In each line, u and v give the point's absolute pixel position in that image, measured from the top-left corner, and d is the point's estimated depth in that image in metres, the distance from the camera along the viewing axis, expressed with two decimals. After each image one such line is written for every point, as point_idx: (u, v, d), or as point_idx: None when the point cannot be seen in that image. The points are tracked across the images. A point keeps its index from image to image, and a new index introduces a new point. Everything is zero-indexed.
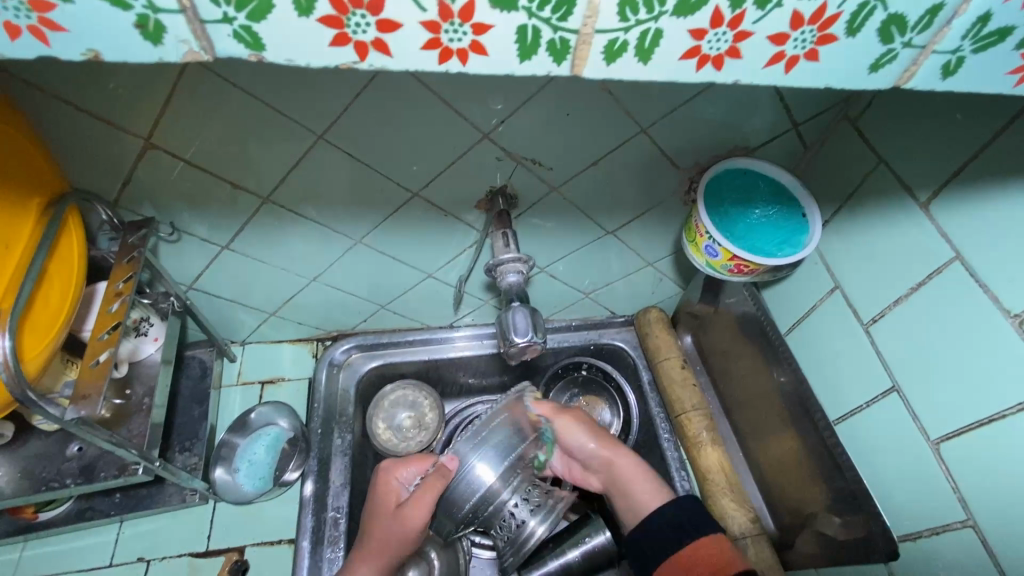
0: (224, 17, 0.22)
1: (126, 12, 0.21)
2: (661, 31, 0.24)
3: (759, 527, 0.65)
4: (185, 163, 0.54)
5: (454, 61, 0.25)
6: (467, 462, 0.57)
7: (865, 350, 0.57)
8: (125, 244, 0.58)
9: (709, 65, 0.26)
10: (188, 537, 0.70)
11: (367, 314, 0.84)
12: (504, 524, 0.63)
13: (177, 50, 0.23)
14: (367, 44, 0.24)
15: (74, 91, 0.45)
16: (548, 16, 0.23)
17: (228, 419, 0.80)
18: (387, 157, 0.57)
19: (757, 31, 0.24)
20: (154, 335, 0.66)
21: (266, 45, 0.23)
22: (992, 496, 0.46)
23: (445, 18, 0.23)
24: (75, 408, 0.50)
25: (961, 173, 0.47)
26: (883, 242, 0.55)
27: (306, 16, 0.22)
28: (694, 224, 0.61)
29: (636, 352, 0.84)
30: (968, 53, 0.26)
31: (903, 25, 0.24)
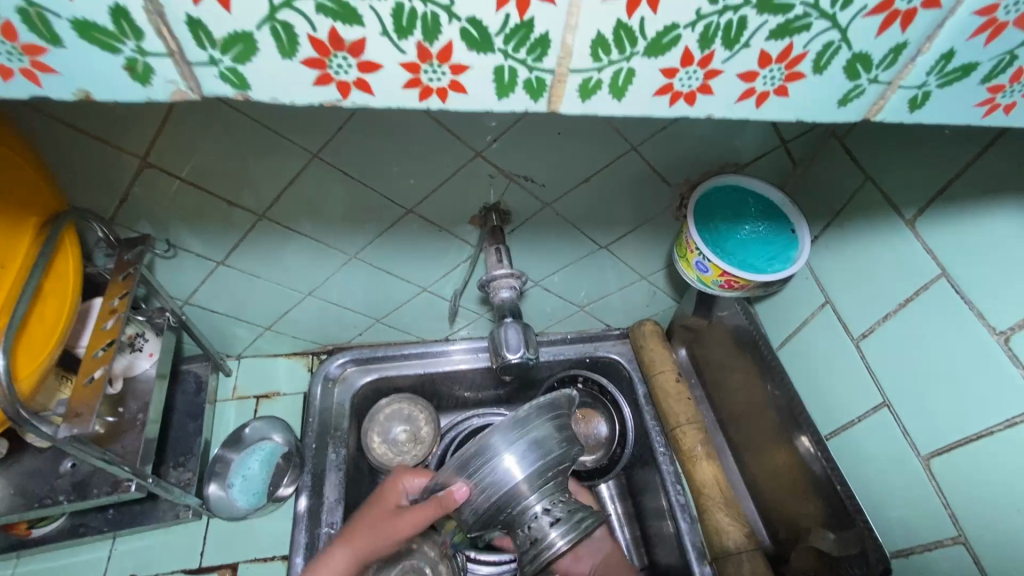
0: (210, 59, 0.23)
1: (116, 56, 0.22)
2: (633, 71, 0.25)
3: (753, 542, 0.65)
4: (180, 181, 0.55)
5: (434, 98, 0.25)
6: (496, 455, 0.56)
7: (855, 364, 0.58)
8: (120, 261, 0.59)
9: (681, 101, 0.26)
10: (181, 554, 0.70)
11: (362, 327, 0.84)
12: (527, 530, 0.58)
13: (166, 89, 0.24)
14: (350, 83, 0.24)
15: (71, 113, 0.46)
16: (524, 57, 0.24)
17: (222, 434, 0.80)
18: (380, 175, 0.58)
19: (725, 69, 0.25)
20: (149, 350, 0.66)
21: (251, 85, 0.24)
22: (983, 513, 0.46)
23: (424, 59, 0.24)
24: (67, 427, 0.50)
25: (946, 191, 0.47)
26: (872, 258, 0.55)
27: (290, 59, 0.23)
28: (685, 240, 0.61)
29: (631, 365, 0.84)
30: (934, 88, 0.26)
31: (868, 63, 0.25)
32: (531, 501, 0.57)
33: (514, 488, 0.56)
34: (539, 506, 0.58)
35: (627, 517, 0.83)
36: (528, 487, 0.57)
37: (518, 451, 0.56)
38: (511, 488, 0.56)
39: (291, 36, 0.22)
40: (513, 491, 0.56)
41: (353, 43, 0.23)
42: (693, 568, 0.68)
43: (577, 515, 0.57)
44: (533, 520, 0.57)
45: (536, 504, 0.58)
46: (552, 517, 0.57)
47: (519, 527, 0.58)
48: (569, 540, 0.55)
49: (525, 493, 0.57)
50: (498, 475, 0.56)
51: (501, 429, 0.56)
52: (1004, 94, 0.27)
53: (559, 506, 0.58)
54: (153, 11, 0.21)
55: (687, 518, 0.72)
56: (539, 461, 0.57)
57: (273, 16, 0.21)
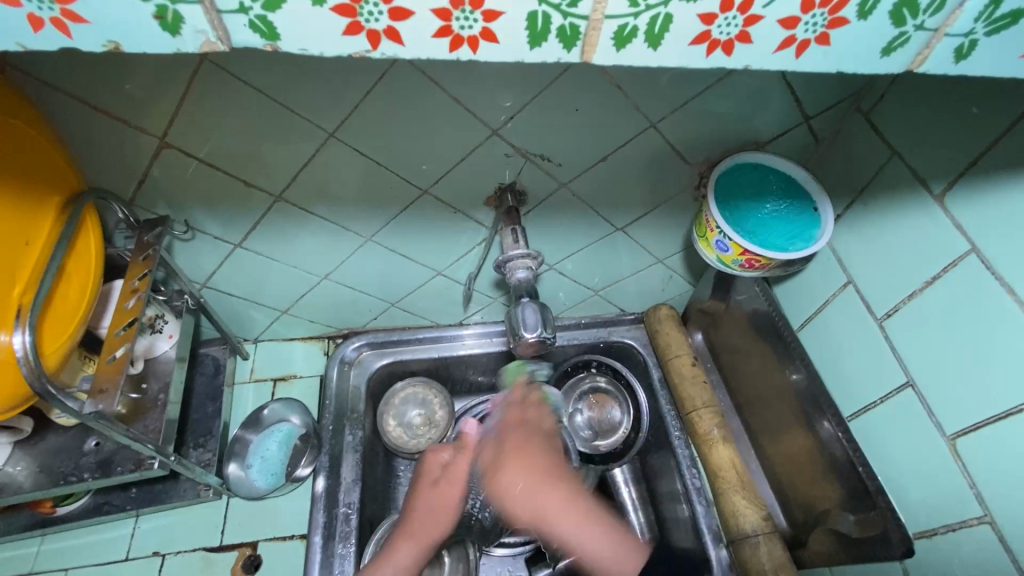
0: (240, 7, 0.22)
1: (147, 4, 0.22)
2: (671, 16, 0.24)
3: (771, 525, 0.65)
4: (199, 161, 0.55)
5: (465, 48, 0.25)
6: (481, 444, 0.71)
7: (879, 344, 0.57)
8: (141, 242, 0.59)
9: (719, 50, 0.26)
10: (202, 532, 0.71)
11: (377, 311, 0.84)
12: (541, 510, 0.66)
13: (195, 41, 0.24)
14: (379, 32, 0.24)
15: (92, 89, 0.46)
16: (558, 2, 0.23)
17: (240, 416, 0.80)
18: (397, 155, 0.57)
19: (766, 15, 0.24)
20: (169, 332, 0.67)
21: (281, 34, 0.24)
22: (1010, 492, 0.45)
23: (456, 5, 0.23)
24: (92, 402, 0.51)
25: (977, 164, 0.46)
26: (896, 236, 0.54)
27: (321, 5, 0.23)
28: (704, 219, 0.60)
29: (646, 349, 0.84)
30: (981, 35, 0.25)
31: (915, 7, 0.24)
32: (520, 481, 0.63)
33: (496, 474, 0.63)
34: (530, 484, 0.63)
35: (642, 501, 0.82)
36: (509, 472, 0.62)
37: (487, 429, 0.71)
38: (498, 474, 0.64)
39: None
40: (499, 479, 0.65)
41: None
42: (710, 551, 0.68)
43: (567, 478, 0.64)
44: (532, 502, 0.63)
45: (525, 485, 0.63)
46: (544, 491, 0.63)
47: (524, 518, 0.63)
48: (569, 496, 0.61)
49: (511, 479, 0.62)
50: (482, 465, 0.69)
51: (473, 426, 0.71)
52: None
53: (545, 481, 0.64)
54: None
55: (703, 501, 0.71)
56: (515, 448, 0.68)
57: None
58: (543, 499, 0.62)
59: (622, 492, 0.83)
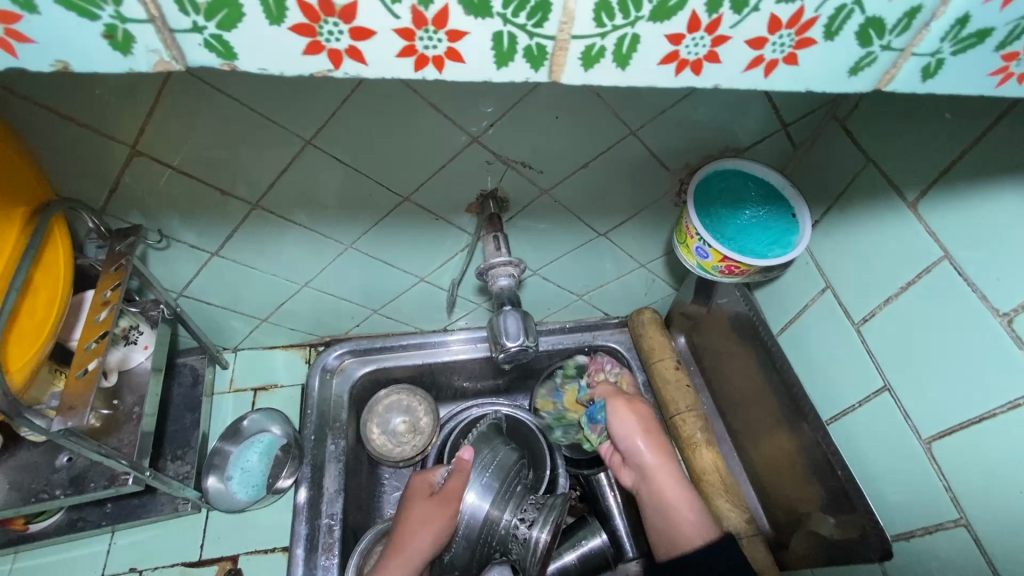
0: (194, 27, 0.22)
1: (94, 23, 0.21)
2: (637, 36, 0.24)
3: (754, 528, 0.65)
4: (173, 170, 0.54)
5: (430, 68, 0.25)
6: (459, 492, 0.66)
7: (857, 349, 0.57)
8: (112, 252, 0.58)
9: (688, 69, 0.25)
10: (181, 546, 0.70)
11: (359, 318, 0.83)
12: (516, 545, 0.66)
13: (147, 59, 0.23)
14: (342, 52, 0.23)
15: (58, 100, 0.45)
16: (523, 22, 0.23)
17: (220, 428, 0.79)
18: (375, 162, 0.57)
19: (734, 36, 0.24)
20: (144, 343, 0.65)
21: (238, 53, 0.23)
22: (982, 495, 0.46)
23: (419, 25, 0.23)
24: (60, 420, 0.50)
25: (949, 172, 0.47)
26: (872, 242, 0.55)
27: (278, 25, 0.22)
28: (684, 226, 0.61)
29: (630, 353, 0.84)
30: (947, 55, 0.26)
31: (881, 28, 0.24)
32: (505, 516, 0.66)
33: (486, 518, 0.66)
34: (511, 517, 0.66)
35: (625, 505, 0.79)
36: (496, 512, 0.66)
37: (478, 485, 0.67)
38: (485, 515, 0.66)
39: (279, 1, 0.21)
40: (487, 518, 0.66)
41: (343, 8, 0.22)
42: None
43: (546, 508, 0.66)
44: (513, 529, 0.66)
45: (511, 520, 0.66)
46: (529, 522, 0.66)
47: (511, 547, 0.67)
48: (549, 531, 0.63)
49: (495, 515, 0.66)
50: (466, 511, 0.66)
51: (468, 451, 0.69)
52: (1018, 62, 0.26)
53: (530, 510, 0.67)
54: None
55: None
56: (498, 489, 0.68)
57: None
58: (525, 527, 0.65)
59: (607, 494, 0.80)
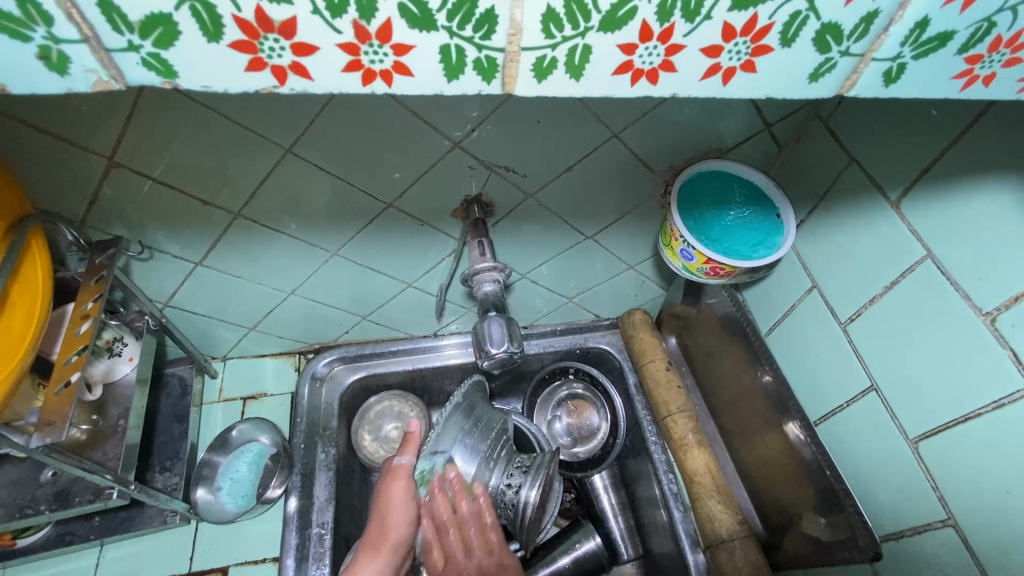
0: (130, 45, 0.22)
1: (28, 45, 0.21)
2: (589, 47, 0.24)
3: (746, 529, 0.65)
4: (153, 181, 0.54)
5: (378, 82, 0.24)
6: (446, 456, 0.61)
7: (843, 349, 0.57)
8: (92, 265, 0.57)
9: (643, 79, 0.25)
10: (171, 559, 0.69)
11: (348, 325, 0.83)
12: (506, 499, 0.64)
13: (85, 79, 0.23)
14: (285, 68, 0.23)
15: (24, 113, 0.44)
16: (470, 35, 0.23)
17: (208, 438, 0.78)
18: (357, 169, 0.56)
19: (688, 44, 0.24)
20: (129, 355, 0.65)
21: (178, 72, 0.23)
22: (971, 496, 0.46)
23: (362, 40, 0.22)
24: (39, 436, 0.49)
25: (931, 171, 0.46)
26: (857, 240, 0.55)
27: (217, 42, 0.22)
28: (669, 228, 0.60)
29: (621, 354, 0.83)
30: (908, 60, 0.25)
31: (838, 34, 0.24)
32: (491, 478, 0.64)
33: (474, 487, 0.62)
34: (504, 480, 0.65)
35: (621, 507, 0.81)
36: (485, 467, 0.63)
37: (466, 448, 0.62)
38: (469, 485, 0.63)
39: (215, 18, 0.21)
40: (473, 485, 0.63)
41: (282, 24, 0.21)
42: (686, 556, 0.67)
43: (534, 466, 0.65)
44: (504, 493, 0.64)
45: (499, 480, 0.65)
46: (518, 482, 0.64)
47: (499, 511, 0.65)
48: (539, 488, 0.62)
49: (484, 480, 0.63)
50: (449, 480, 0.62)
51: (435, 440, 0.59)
52: (983, 64, 0.26)
53: (517, 472, 0.65)
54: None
55: (680, 506, 0.71)
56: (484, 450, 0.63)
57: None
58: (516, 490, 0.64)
59: (602, 498, 0.82)
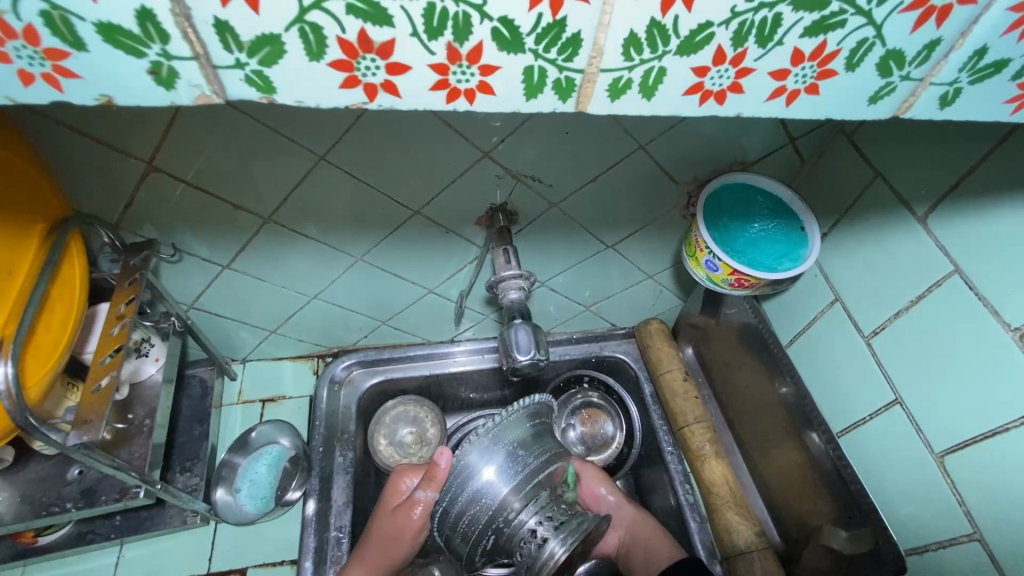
0: (236, 63, 0.23)
1: (141, 60, 0.22)
2: (664, 69, 0.25)
3: (764, 541, 0.64)
4: (187, 185, 0.55)
5: (461, 100, 0.25)
6: (475, 470, 0.55)
7: (866, 362, 0.57)
8: (126, 267, 0.59)
9: (711, 99, 0.26)
10: (190, 559, 0.69)
11: (367, 329, 0.84)
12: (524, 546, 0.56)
13: (189, 94, 0.24)
14: (377, 86, 0.24)
15: (80, 119, 0.46)
16: (554, 57, 0.24)
17: (228, 439, 0.79)
18: (387, 177, 0.57)
19: (758, 68, 0.25)
20: (155, 355, 0.66)
21: (277, 88, 0.24)
22: (996, 510, 0.46)
23: (453, 60, 0.23)
24: (77, 434, 0.50)
25: (959, 187, 0.47)
26: (882, 254, 0.55)
27: (318, 61, 0.23)
28: (693, 239, 0.61)
29: (638, 363, 0.84)
30: (965, 84, 0.26)
31: (900, 59, 0.25)
32: (523, 520, 0.56)
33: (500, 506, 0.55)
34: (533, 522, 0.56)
35: None
36: (514, 503, 0.55)
37: (500, 465, 0.55)
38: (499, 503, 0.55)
39: (320, 39, 0.22)
40: (499, 509, 0.55)
41: (381, 46, 0.22)
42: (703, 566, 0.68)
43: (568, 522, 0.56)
44: (527, 539, 0.56)
45: (529, 521, 0.56)
46: (548, 529, 0.56)
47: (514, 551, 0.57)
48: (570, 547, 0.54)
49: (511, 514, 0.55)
50: (478, 491, 0.55)
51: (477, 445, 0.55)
52: None
53: (549, 522, 0.56)
54: (180, 13, 0.21)
55: (696, 517, 0.71)
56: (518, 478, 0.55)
57: (302, 17, 0.21)
58: (540, 539, 0.55)
59: None
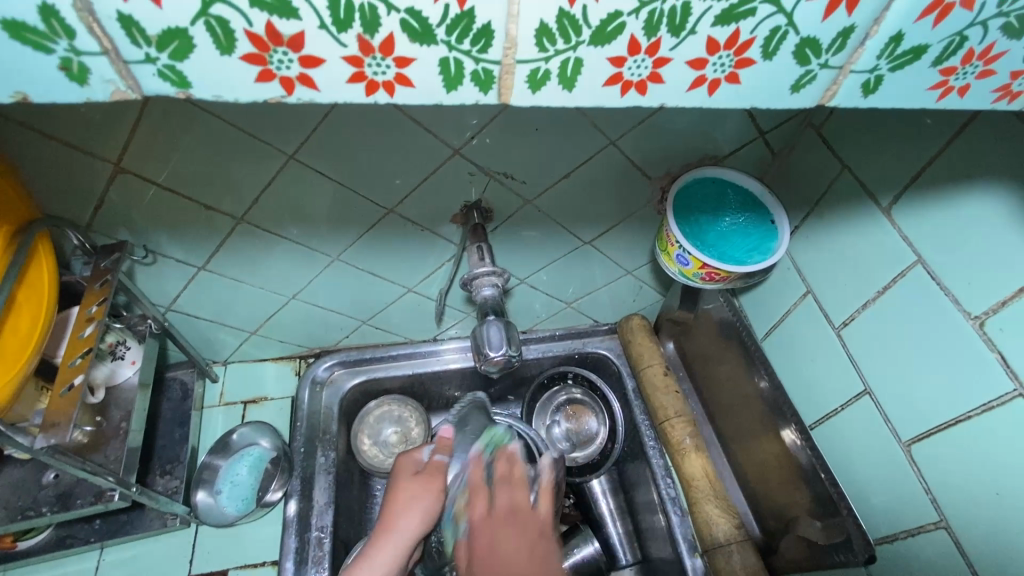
0: (147, 57, 0.23)
1: (50, 56, 0.22)
2: (581, 60, 0.25)
3: (742, 533, 0.65)
4: (157, 187, 0.55)
5: (381, 93, 0.25)
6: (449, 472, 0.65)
7: (837, 352, 0.58)
8: (97, 269, 0.58)
9: (633, 90, 0.26)
10: (170, 562, 0.69)
11: (349, 329, 0.84)
12: None
13: (104, 89, 0.24)
14: (292, 79, 0.24)
15: (41, 122, 0.46)
16: (468, 49, 0.24)
17: (209, 441, 0.79)
18: (358, 176, 0.57)
19: (675, 57, 0.25)
20: (132, 358, 0.66)
21: (191, 82, 0.24)
22: (961, 496, 0.47)
23: (366, 52, 0.23)
24: (44, 437, 0.50)
25: (920, 177, 0.48)
26: (850, 246, 0.56)
27: (229, 55, 0.23)
28: (666, 234, 0.61)
29: (621, 359, 0.84)
30: (886, 72, 0.26)
31: (816, 48, 0.25)
32: None
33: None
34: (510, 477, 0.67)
35: (620, 512, 0.82)
36: None
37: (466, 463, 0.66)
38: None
39: (227, 32, 0.22)
40: None
41: (290, 38, 0.22)
42: (684, 561, 0.68)
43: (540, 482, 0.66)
44: None
45: None
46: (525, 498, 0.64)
47: None
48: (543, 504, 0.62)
49: None
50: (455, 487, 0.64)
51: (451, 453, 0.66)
52: (956, 76, 0.27)
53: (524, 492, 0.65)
54: (83, 8, 0.21)
55: (677, 511, 0.71)
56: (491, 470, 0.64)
57: (207, 11, 0.21)
58: None
59: (600, 503, 0.83)
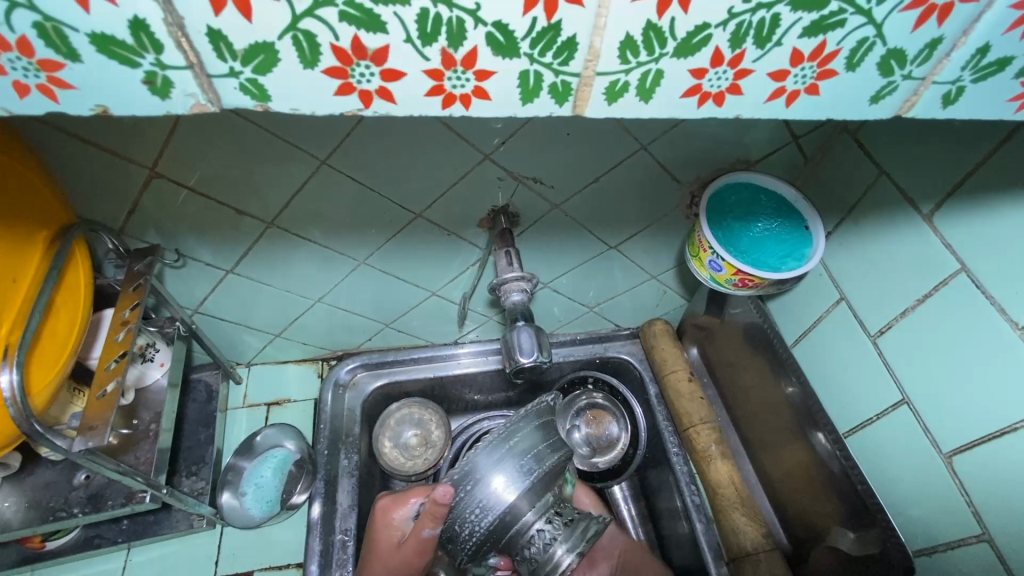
0: (230, 71, 0.23)
1: (136, 70, 0.22)
2: (661, 72, 0.24)
3: (771, 543, 0.64)
4: (190, 190, 0.55)
5: (457, 106, 0.25)
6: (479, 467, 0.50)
7: (873, 361, 0.57)
8: (130, 272, 0.59)
9: (710, 101, 0.26)
10: (196, 563, 0.70)
11: (371, 332, 0.84)
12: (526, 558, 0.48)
13: (185, 102, 0.24)
14: (372, 92, 0.24)
15: (83, 126, 0.46)
16: (550, 61, 0.24)
17: (234, 443, 0.79)
18: (387, 179, 0.57)
19: (756, 69, 0.25)
20: (161, 360, 0.66)
21: (271, 95, 0.24)
22: (1006, 511, 0.45)
23: (448, 66, 0.23)
24: (82, 440, 0.50)
25: (964, 185, 0.47)
26: (887, 253, 0.55)
27: (312, 68, 0.23)
28: (696, 239, 0.61)
29: (642, 364, 0.83)
30: (968, 83, 0.26)
31: (902, 58, 0.25)
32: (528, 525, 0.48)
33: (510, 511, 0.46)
34: (539, 524, 0.49)
35: (641, 518, 0.81)
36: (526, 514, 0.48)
37: None
38: None
39: (313, 46, 0.22)
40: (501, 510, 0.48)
41: (375, 51, 0.22)
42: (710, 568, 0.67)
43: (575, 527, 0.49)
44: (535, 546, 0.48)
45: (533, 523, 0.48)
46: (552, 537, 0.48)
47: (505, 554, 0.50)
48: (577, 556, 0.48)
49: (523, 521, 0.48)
50: None
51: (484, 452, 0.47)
52: None
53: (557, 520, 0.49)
54: (173, 23, 0.21)
55: (702, 519, 0.70)
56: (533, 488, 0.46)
57: (296, 25, 0.21)
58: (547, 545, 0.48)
59: (621, 509, 0.81)
